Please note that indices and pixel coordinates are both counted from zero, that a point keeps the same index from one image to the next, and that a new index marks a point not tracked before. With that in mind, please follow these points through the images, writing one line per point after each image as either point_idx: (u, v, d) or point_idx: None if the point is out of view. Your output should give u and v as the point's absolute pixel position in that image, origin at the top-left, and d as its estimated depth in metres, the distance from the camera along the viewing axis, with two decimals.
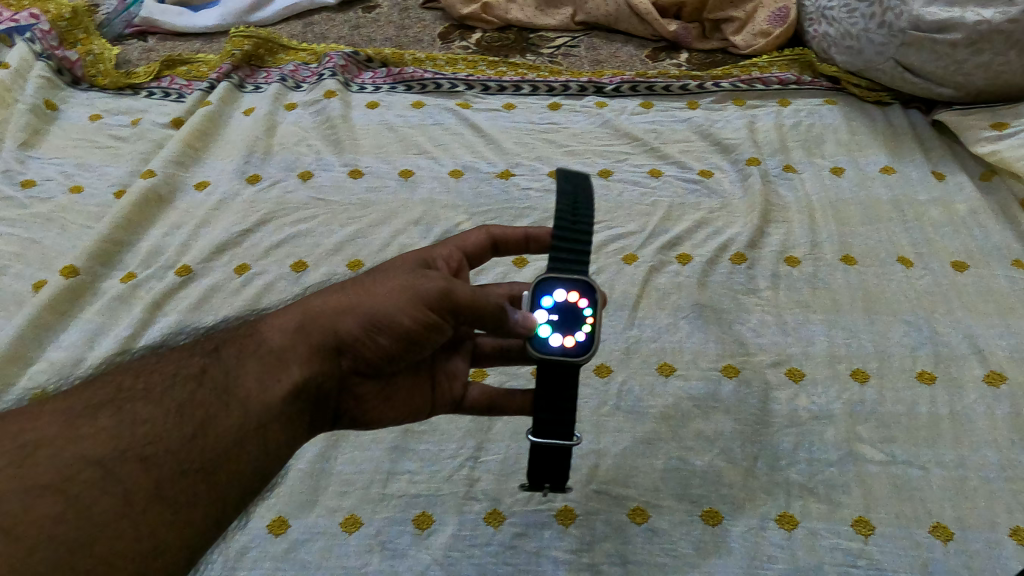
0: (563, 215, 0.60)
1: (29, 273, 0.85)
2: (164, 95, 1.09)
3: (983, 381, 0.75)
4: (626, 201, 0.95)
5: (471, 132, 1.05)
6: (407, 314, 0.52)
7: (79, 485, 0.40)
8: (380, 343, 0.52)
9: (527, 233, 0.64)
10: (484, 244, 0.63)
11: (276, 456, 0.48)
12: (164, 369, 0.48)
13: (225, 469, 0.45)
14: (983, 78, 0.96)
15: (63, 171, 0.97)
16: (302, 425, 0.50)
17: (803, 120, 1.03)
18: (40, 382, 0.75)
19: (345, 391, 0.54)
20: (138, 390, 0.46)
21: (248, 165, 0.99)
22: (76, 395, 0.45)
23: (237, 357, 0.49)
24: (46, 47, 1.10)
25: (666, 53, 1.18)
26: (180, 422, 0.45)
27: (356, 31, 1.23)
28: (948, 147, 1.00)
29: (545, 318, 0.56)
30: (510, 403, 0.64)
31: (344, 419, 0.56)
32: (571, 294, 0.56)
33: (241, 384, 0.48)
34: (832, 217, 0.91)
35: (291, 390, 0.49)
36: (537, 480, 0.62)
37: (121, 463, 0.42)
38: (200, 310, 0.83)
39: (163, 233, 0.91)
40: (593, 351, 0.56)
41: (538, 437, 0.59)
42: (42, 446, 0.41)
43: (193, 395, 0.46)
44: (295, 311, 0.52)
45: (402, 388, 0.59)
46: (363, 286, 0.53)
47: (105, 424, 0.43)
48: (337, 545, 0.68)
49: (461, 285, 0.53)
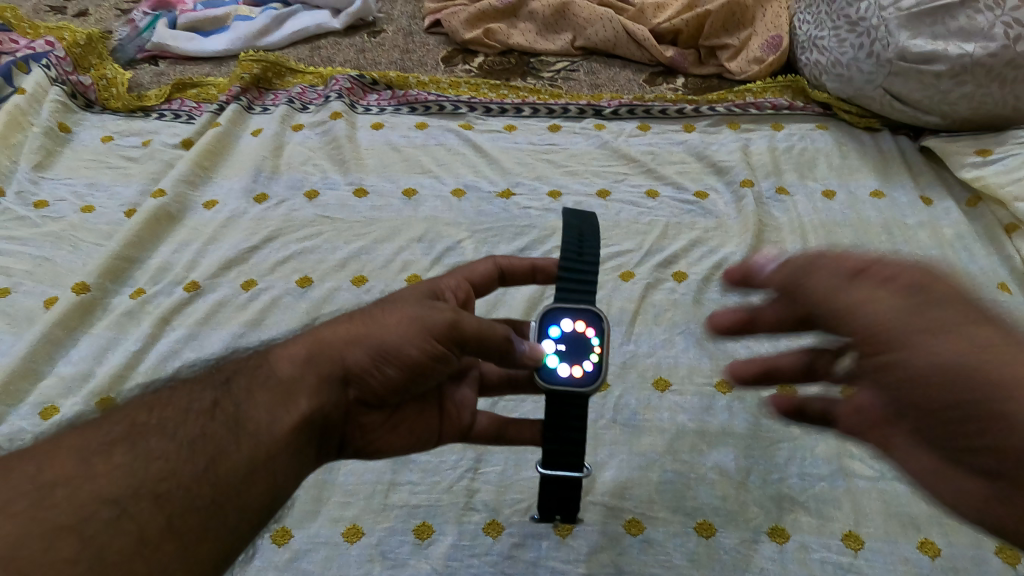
0: (570, 251, 0.62)
1: (40, 289, 0.87)
2: (174, 117, 1.13)
3: None
4: (623, 220, 0.97)
5: (473, 152, 1.08)
6: (414, 345, 0.54)
7: (95, 524, 0.41)
8: (386, 373, 0.54)
9: (534, 264, 0.67)
10: (491, 274, 0.66)
11: (284, 489, 0.49)
12: (177, 404, 0.50)
13: (236, 503, 0.46)
14: (967, 108, 0.99)
15: (75, 191, 0.99)
16: (309, 457, 0.52)
17: (795, 144, 1.07)
18: (49, 396, 0.76)
19: (351, 421, 0.56)
20: (152, 425, 0.48)
21: (256, 184, 1.02)
22: (91, 433, 0.47)
23: (247, 390, 0.51)
24: (61, 72, 1.13)
25: (663, 77, 1.22)
26: (193, 457, 0.46)
27: (362, 55, 1.27)
28: (935, 171, 1.02)
29: (554, 347, 0.58)
30: (521, 433, 0.65)
31: (350, 450, 0.58)
32: (577, 324, 0.59)
33: (251, 416, 0.49)
34: (823, 237, 0.93)
35: (299, 422, 0.51)
36: (548, 513, 0.65)
37: (136, 500, 0.43)
38: (207, 325, 0.85)
39: (172, 251, 0.93)
40: (601, 381, 0.58)
41: (547, 468, 0.61)
42: (58, 486, 0.42)
43: (205, 428, 0.48)
44: (304, 342, 0.55)
45: (407, 418, 0.61)
46: (369, 318, 0.56)
47: (120, 461, 0.45)
48: (338, 555, 0.69)
49: (469, 316, 0.55)
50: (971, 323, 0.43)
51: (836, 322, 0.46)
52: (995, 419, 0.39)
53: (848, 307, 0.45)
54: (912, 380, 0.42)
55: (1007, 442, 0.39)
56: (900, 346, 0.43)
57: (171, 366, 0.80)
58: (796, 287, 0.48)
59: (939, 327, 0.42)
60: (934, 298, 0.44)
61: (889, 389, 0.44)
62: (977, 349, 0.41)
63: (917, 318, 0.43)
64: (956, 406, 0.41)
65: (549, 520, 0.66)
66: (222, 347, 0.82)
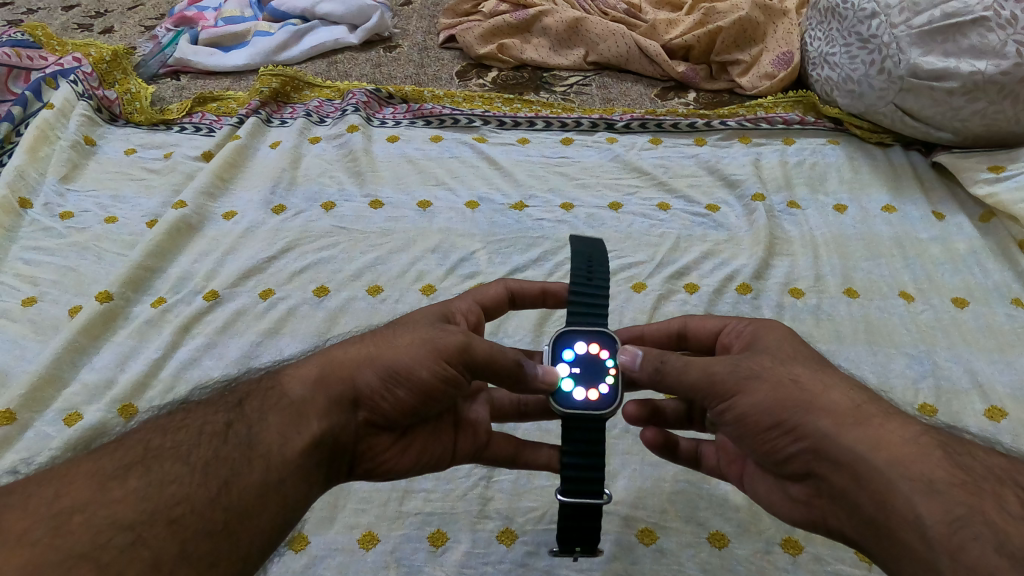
0: (578, 275, 0.65)
1: (66, 298, 0.89)
2: (195, 130, 1.15)
3: (984, 415, 0.74)
4: (635, 232, 0.99)
5: (487, 165, 1.10)
6: (425, 367, 0.55)
7: (110, 551, 0.41)
8: (395, 395, 0.56)
9: (544, 288, 0.68)
10: (502, 297, 0.67)
11: (293, 512, 0.50)
12: (191, 427, 0.51)
13: (246, 527, 0.47)
14: (980, 125, 0.99)
15: (99, 203, 1.02)
16: (318, 480, 0.53)
17: (806, 158, 1.08)
18: (73, 403, 0.78)
19: (360, 443, 0.57)
20: (166, 449, 0.49)
21: (274, 196, 1.04)
22: (107, 457, 0.48)
23: (260, 413, 0.53)
24: (87, 87, 1.16)
25: (675, 92, 1.23)
26: (206, 480, 0.47)
27: (377, 69, 1.30)
28: (947, 187, 1.03)
29: (568, 371, 0.59)
30: (537, 456, 0.65)
31: (359, 472, 0.59)
32: (591, 346, 0.60)
33: (263, 439, 0.51)
34: (834, 250, 0.94)
35: (309, 443, 0.52)
36: (568, 543, 0.62)
37: (150, 526, 0.44)
38: (227, 334, 0.86)
39: (192, 261, 0.95)
40: (618, 402, 0.58)
41: (566, 496, 0.60)
42: (76, 512, 0.43)
43: (218, 451, 0.49)
44: (315, 363, 0.57)
45: (418, 438, 0.61)
46: (379, 341, 0.58)
47: (135, 485, 0.46)
48: (354, 562, 0.70)
49: (479, 340, 0.56)
50: (785, 366, 0.53)
51: (689, 386, 0.54)
52: (806, 431, 0.50)
53: (698, 373, 0.54)
54: (744, 418, 0.52)
55: (815, 447, 0.49)
56: (732, 392, 0.52)
57: (191, 374, 0.82)
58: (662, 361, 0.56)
59: (755, 372, 0.53)
60: (758, 351, 0.55)
61: (731, 424, 0.54)
62: (790, 382, 0.52)
63: (745, 369, 0.53)
64: (778, 428, 0.51)
65: (568, 552, 0.63)
66: (241, 356, 0.84)
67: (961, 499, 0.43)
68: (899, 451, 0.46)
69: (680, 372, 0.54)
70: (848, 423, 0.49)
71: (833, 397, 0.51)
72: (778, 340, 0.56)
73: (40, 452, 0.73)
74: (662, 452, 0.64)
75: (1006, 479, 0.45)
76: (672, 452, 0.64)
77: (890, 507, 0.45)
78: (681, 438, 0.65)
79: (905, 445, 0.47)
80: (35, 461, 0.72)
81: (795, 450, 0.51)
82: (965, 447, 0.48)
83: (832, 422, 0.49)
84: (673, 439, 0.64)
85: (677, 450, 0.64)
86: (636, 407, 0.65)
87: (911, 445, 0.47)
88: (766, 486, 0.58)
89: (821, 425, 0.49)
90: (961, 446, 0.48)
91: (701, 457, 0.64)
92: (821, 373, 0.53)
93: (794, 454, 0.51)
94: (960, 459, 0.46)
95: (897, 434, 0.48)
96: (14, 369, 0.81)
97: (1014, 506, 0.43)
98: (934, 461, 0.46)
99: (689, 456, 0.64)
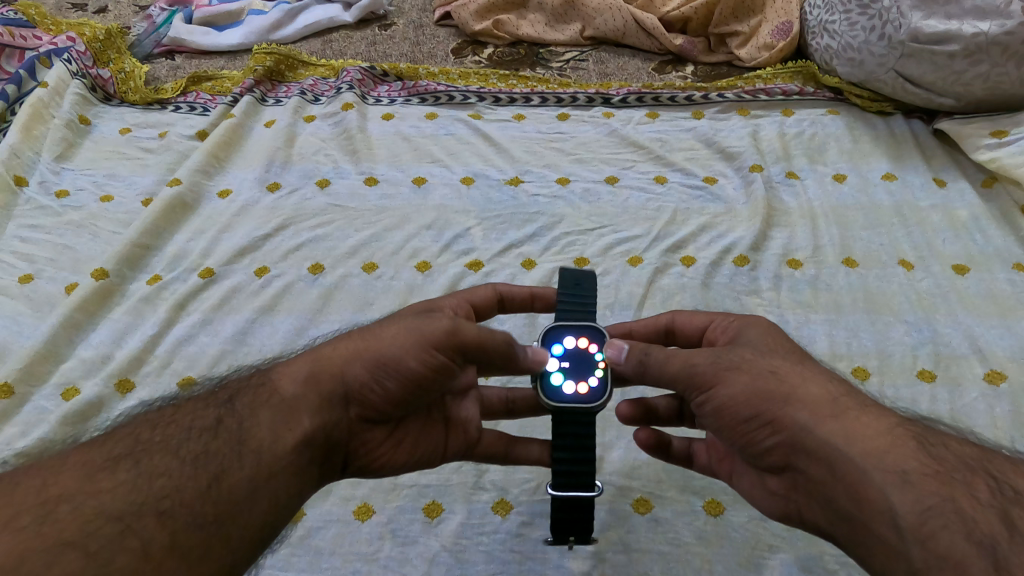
0: (566, 283, 0.64)
1: (62, 276, 0.89)
2: (189, 110, 1.15)
3: (983, 379, 0.74)
4: (632, 206, 0.98)
5: (482, 141, 1.09)
6: (413, 356, 0.54)
7: (99, 539, 0.41)
8: (385, 388, 0.55)
9: (533, 291, 0.67)
10: (491, 299, 0.66)
11: (286, 508, 0.49)
12: (181, 422, 0.50)
13: (238, 521, 0.46)
14: (982, 88, 0.97)
15: (94, 181, 1.02)
16: (311, 476, 0.52)
17: (806, 129, 1.06)
18: (70, 378, 0.79)
19: (354, 439, 0.56)
20: (156, 443, 0.48)
21: (269, 174, 1.03)
22: (96, 450, 0.47)
23: (250, 408, 0.52)
24: (81, 66, 1.16)
25: (673, 66, 1.22)
26: (197, 473, 0.46)
27: (373, 48, 1.29)
28: (950, 154, 1.01)
29: (557, 365, 0.58)
30: (527, 452, 0.65)
31: (353, 468, 0.58)
32: (580, 340, 0.59)
33: (254, 434, 0.50)
34: (833, 221, 0.93)
35: (301, 440, 0.51)
36: (562, 534, 0.61)
37: (139, 516, 0.43)
38: (222, 310, 0.87)
39: (187, 239, 0.95)
40: (608, 396, 0.57)
41: (556, 489, 0.60)
42: (63, 501, 0.42)
43: (208, 446, 0.48)
44: (305, 360, 0.56)
45: (410, 433, 0.60)
46: (368, 334, 0.57)
47: (125, 477, 0.45)
48: (349, 532, 0.70)
49: (468, 324, 0.55)
50: (764, 358, 0.53)
51: (672, 378, 0.54)
52: (783, 424, 0.49)
53: (679, 364, 0.53)
54: (724, 410, 0.52)
55: (792, 440, 0.49)
56: (712, 384, 0.52)
57: (188, 350, 0.82)
58: (646, 354, 0.55)
59: (736, 364, 0.52)
60: (740, 344, 0.55)
61: (710, 417, 0.53)
62: (769, 374, 0.51)
63: (725, 361, 0.52)
64: (756, 421, 0.50)
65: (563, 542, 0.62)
66: (237, 332, 0.84)
67: (932, 490, 0.42)
68: (872, 443, 0.46)
69: (661, 367, 0.54)
70: (824, 415, 0.48)
71: (810, 388, 0.50)
72: (762, 335, 0.56)
73: (39, 424, 0.74)
74: (655, 452, 0.62)
75: (977, 466, 0.44)
76: (665, 450, 0.62)
77: (863, 498, 0.45)
78: (674, 437, 0.63)
79: (880, 437, 0.46)
80: (34, 433, 0.73)
81: (772, 443, 0.50)
82: (938, 436, 0.47)
83: (807, 414, 0.49)
84: (665, 437, 0.62)
85: (669, 449, 0.62)
86: (628, 407, 0.65)
87: (884, 437, 0.46)
88: (747, 481, 0.57)
89: (798, 417, 0.49)
90: (934, 435, 0.47)
91: (694, 455, 0.62)
92: (800, 366, 0.52)
93: (772, 446, 0.51)
94: (932, 449, 0.45)
95: (871, 427, 0.47)
96: (12, 345, 0.81)
97: (983, 495, 0.42)
98: (907, 452, 0.45)
99: (681, 455, 0.63)
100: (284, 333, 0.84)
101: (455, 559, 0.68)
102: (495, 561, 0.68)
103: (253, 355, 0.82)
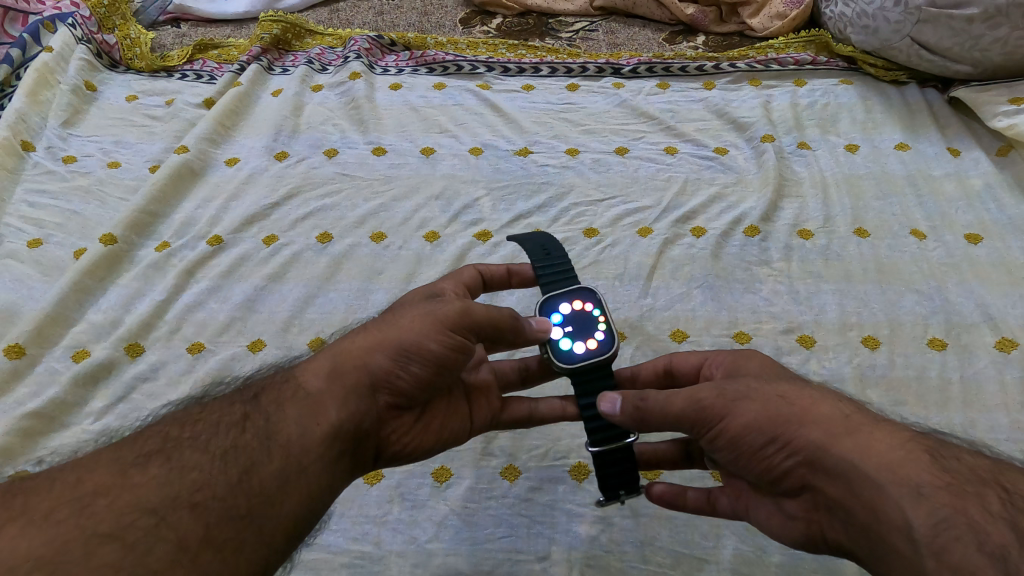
0: (537, 254, 0.67)
1: (70, 242, 0.89)
2: (196, 78, 1.14)
3: (994, 347, 0.74)
4: (641, 176, 0.97)
5: (491, 112, 1.08)
6: (434, 339, 0.54)
7: (136, 531, 0.40)
8: (410, 372, 0.54)
9: (509, 267, 0.65)
10: (476, 281, 0.64)
11: (318, 501, 0.48)
12: (208, 419, 0.49)
13: (269, 515, 0.45)
14: (1000, 53, 0.96)
15: (101, 148, 1.01)
16: (342, 468, 0.51)
17: (818, 99, 1.05)
18: (81, 340, 0.79)
19: (382, 428, 0.55)
20: (185, 439, 0.47)
21: (276, 143, 1.03)
22: (127, 447, 0.46)
23: (277, 405, 0.51)
24: (86, 32, 1.16)
25: (683, 36, 1.21)
26: (227, 467, 0.46)
27: (380, 17, 1.28)
28: (965, 123, 1.00)
29: (562, 332, 0.59)
30: (550, 410, 0.63)
31: (385, 457, 0.57)
32: (575, 303, 0.60)
33: (282, 429, 0.49)
34: (845, 191, 0.92)
35: (328, 432, 0.50)
36: (612, 489, 0.58)
37: (173, 509, 0.42)
38: (230, 276, 0.86)
39: (196, 206, 0.95)
40: (616, 344, 0.59)
41: (597, 445, 0.57)
42: (100, 495, 0.42)
43: (237, 440, 0.48)
44: (327, 356, 0.55)
45: (438, 414, 0.60)
46: (382, 325, 0.56)
47: (156, 472, 0.44)
48: (359, 496, 0.71)
49: (476, 302, 0.56)
50: (770, 384, 0.50)
51: (675, 417, 0.50)
52: (800, 444, 0.46)
53: (683, 400, 0.50)
54: (740, 438, 0.48)
55: (810, 458, 0.46)
56: (720, 417, 0.49)
57: (198, 316, 0.82)
58: (642, 401, 0.52)
59: (747, 393, 0.49)
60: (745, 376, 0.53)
61: (725, 450, 0.50)
62: (778, 400, 0.48)
63: (732, 391, 0.50)
64: (774, 445, 0.47)
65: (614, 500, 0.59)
66: (245, 300, 0.84)
67: (945, 501, 0.40)
68: (887, 457, 0.43)
69: (662, 410, 0.51)
70: (838, 433, 0.45)
71: (822, 410, 0.47)
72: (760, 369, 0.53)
73: (50, 385, 0.74)
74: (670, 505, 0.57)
75: (989, 479, 0.41)
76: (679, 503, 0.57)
77: (880, 513, 0.41)
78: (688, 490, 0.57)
79: (893, 451, 0.43)
80: (45, 393, 0.73)
81: (789, 465, 0.47)
82: (951, 450, 0.44)
83: (823, 432, 0.46)
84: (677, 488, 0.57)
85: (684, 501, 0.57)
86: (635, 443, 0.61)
87: (898, 451, 0.43)
88: (764, 511, 0.52)
89: (815, 435, 0.46)
90: (948, 449, 0.44)
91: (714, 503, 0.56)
92: (808, 388, 0.49)
93: (789, 470, 0.47)
94: (945, 463, 0.42)
95: (886, 440, 0.44)
96: (22, 308, 0.82)
97: (996, 506, 0.39)
98: (920, 465, 0.42)
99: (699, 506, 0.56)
100: (293, 301, 0.84)
101: (462, 522, 0.68)
102: (503, 525, 0.68)
103: (262, 322, 0.82)
